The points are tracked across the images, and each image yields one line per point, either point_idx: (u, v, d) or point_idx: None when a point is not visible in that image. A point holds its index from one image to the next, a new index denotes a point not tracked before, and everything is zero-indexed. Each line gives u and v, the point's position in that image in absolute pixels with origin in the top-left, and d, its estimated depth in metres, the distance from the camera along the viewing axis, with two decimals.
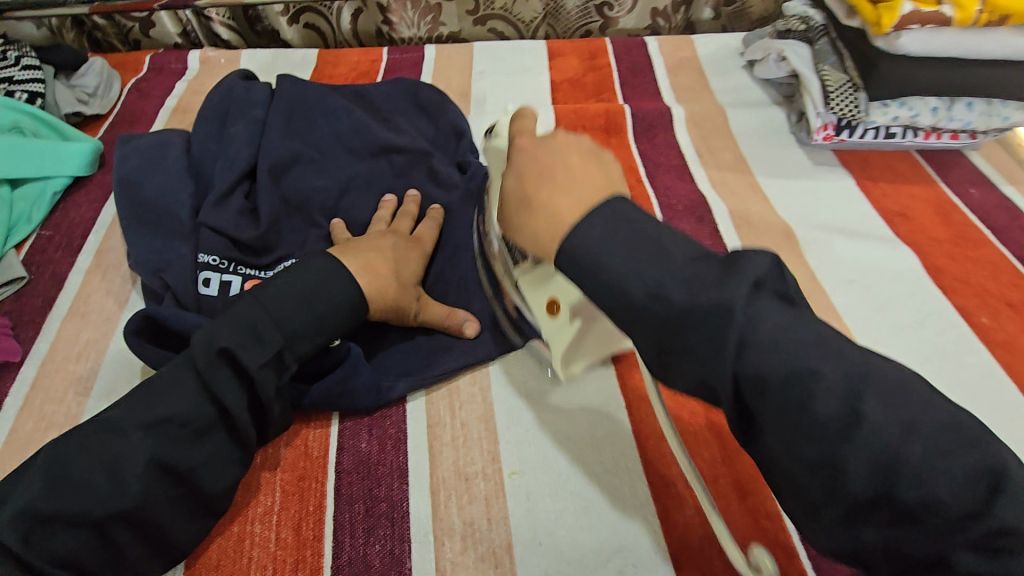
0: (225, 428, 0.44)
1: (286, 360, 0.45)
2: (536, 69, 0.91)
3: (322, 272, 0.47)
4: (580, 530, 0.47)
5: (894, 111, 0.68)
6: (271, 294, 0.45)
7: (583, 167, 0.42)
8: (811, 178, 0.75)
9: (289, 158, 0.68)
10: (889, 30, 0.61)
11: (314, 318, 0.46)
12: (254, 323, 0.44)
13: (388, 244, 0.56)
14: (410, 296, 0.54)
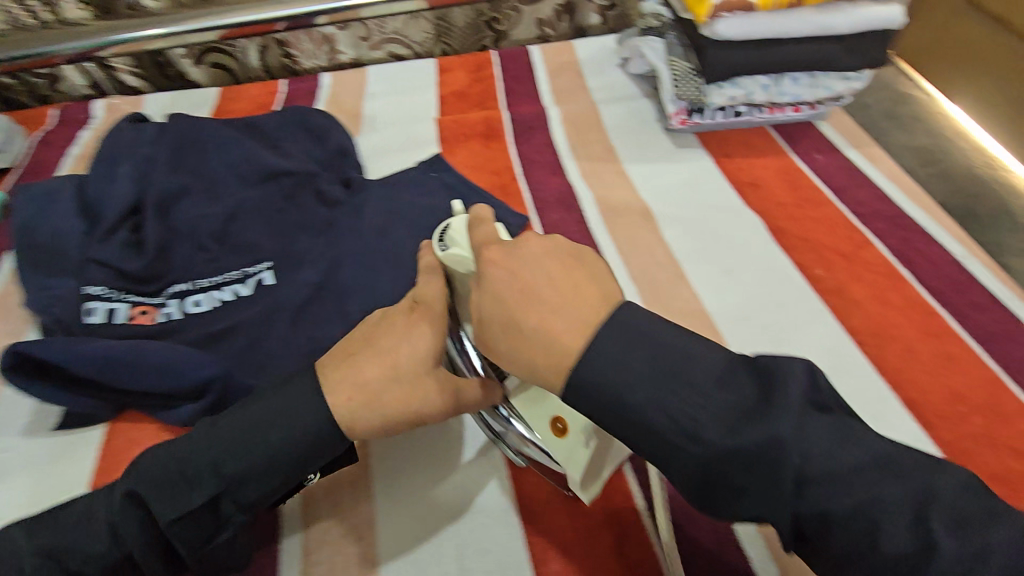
0: (135, 569, 0.43)
1: (221, 509, 0.42)
2: (425, 86, 0.97)
3: (287, 398, 0.43)
4: (439, 495, 0.52)
5: (729, 91, 0.74)
6: (214, 435, 0.43)
7: (567, 277, 0.38)
8: (673, 160, 0.81)
9: (176, 192, 0.73)
10: (705, 19, 0.68)
11: (253, 463, 0.42)
12: (184, 466, 0.42)
13: (393, 338, 0.43)
14: (431, 392, 0.43)
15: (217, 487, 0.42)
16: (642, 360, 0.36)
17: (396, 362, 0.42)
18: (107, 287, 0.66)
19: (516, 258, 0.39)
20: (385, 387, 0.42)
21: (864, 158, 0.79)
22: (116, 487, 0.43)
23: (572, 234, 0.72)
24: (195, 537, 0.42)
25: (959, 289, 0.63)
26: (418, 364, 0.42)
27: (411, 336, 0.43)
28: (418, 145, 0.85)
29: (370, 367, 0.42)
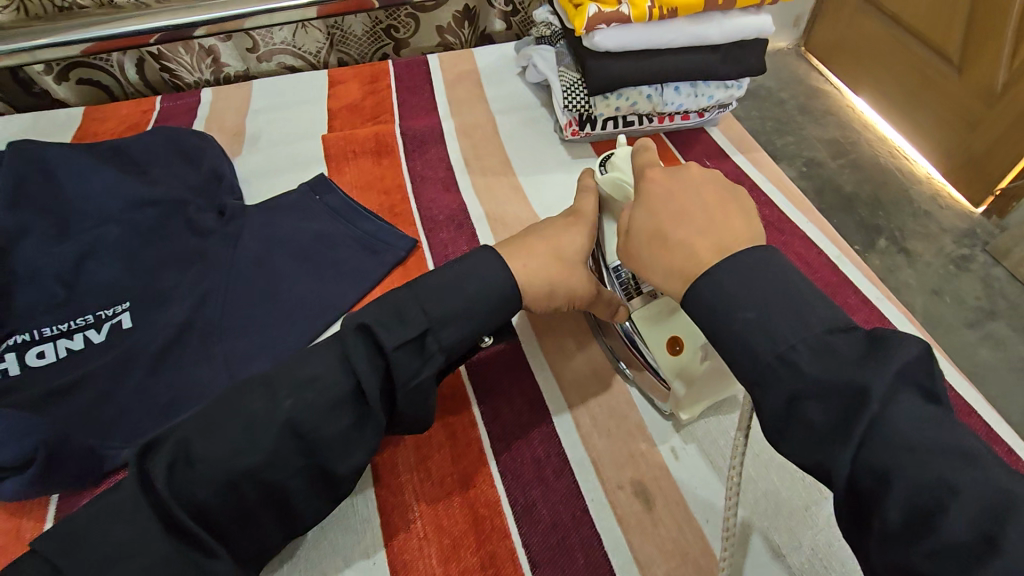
0: (361, 407, 0.43)
1: (428, 349, 0.46)
2: (315, 99, 0.92)
3: (473, 266, 0.49)
4: (300, 556, 0.47)
5: (614, 102, 0.74)
6: (432, 286, 0.47)
7: (718, 205, 0.46)
8: (567, 170, 0.80)
9: (17, 230, 0.65)
10: (584, 30, 0.67)
11: (480, 308, 0.48)
12: (399, 307, 0.46)
13: (554, 233, 0.54)
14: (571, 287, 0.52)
15: (427, 326, 0.46)
16: (765, 277, 0.41)
17: (554, 249, 0.52)
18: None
19: (681, 189, 0.47)
20: (544, 268, 0.51)
21: (751, 164, 0.80)
22: (344, 328, 0.45)
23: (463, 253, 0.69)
24: (406, 374, 0.45)
25: (831, 290, 0.66)
26: (571, 259, 0.52)
27: (567, 232, 0.54)
28: (304, 165, 0.81)
29: (537, 247, 0.52)
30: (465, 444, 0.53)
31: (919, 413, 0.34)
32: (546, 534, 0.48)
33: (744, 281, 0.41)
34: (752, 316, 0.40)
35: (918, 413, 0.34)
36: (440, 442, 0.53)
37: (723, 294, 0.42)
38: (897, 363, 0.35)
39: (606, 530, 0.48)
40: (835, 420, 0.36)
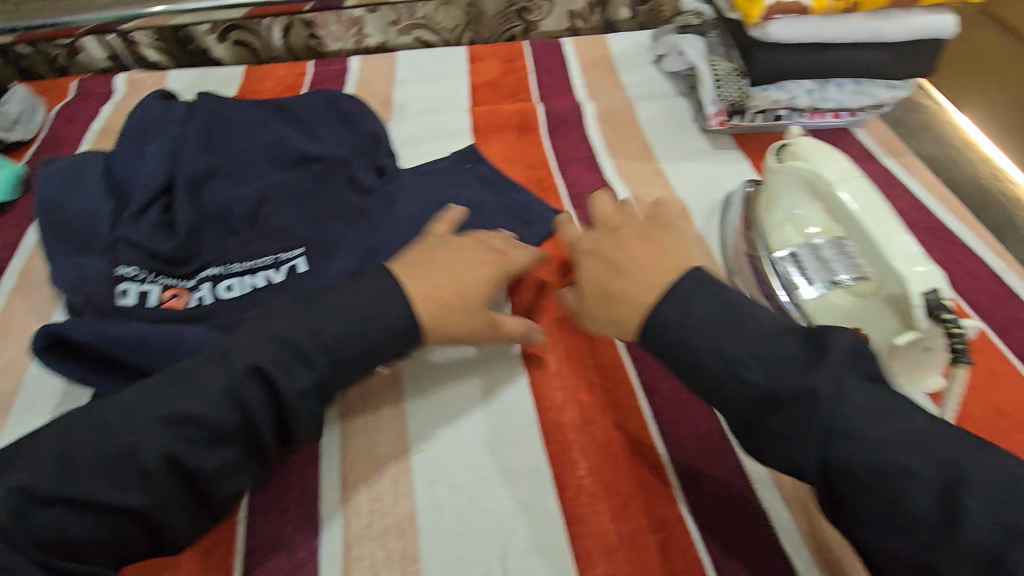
0: (243, 442, 0.44)
1: (327, 391, 0.46)
2: (456, 74, 0.96)
3: (378, 286, 0.48)
4: (477, 496, 0.50)
5: (774, 95, 0.73)
6: (317, 314, 0.47)
7: (649, 254, 0.51)
8: (710, 159, 0.79)
9: (206, 172, 0.71)
10: (758, 20, 0.67)
11: (360, 346, 0.47)
12: (301, 344, 0.45)
13: (461, 259, 0.53)
14: (482, 310, 0.52)
15: (327, 367, 0.45)
16: (719, 317, 0.45)
17: (462, 273, 0.52)
18: (135, 268, 0.65)
19: (598, 240, 0.55)
20: (450, 292, 0.50)
21: (903, 168, 0.78)
22: (231, 359, 0.44)
23: None
24: (303, 412, 0.45)
25: (998, 304, 0.63)
26: (481, 286, 0.52)
27: (463, 254, 0.54)
28: (452, 136, 0.84)
29: (447, 280, 0.51)
30: (628, 413, 0.55)
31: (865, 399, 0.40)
32: (716, 508, 0.49)
33: (678, 317, 0.45)
34: (697, 346, 0.44)
35: (873, 399, 0.40)
36: (605, 408, 0.55)
37: (664, 330, 0.46)
38: (829, 365, 0.41)
39: (775, 513, 0.49)
40: (798, 428, 0.40)
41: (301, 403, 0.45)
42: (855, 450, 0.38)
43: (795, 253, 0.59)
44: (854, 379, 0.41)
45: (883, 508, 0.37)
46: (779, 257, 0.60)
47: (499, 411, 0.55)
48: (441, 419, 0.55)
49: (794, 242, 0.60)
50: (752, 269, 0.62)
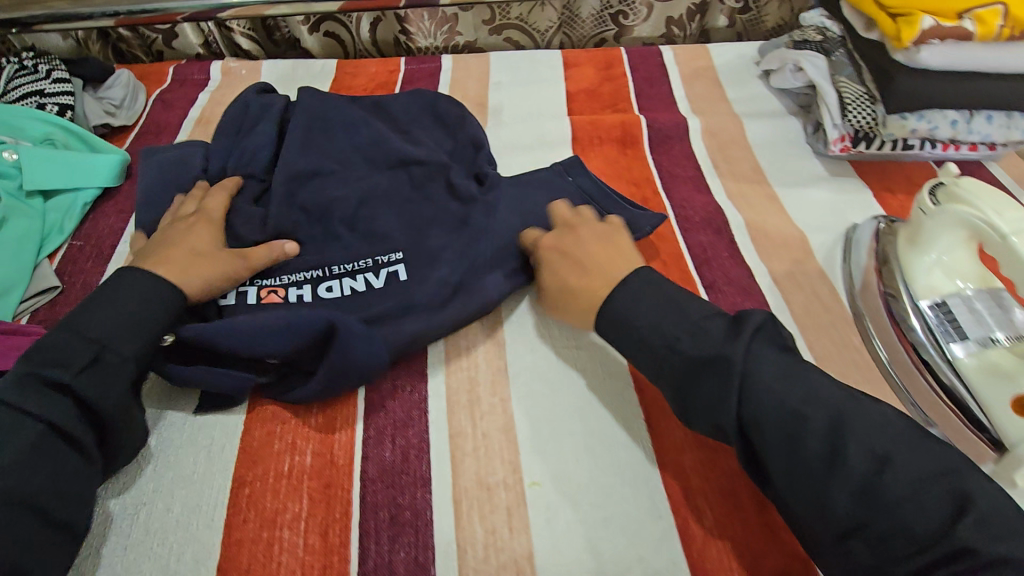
0: (65, 439, 0.45)
1: (115, 360, 0.49)
2: (551, 79, 0.93)
3: (130, 283, 0.52)
4: (598, 539, 0.48)
5: (913, 124, 0.67)
6: (86, 321, 0.49)
7: (601, 250, 0.56)
8: (828, 187, 0.74)
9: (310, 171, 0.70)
10: (908, 44, 0.62)
11: (128, 323, 0.50)
12: (65, 345, 0.47)
13: (184, 238, 0.59)
14: (228, 259, 0.59)
15: (95, 347, 0.48)
16: (659, 303, 0.49)
17: (191, 248, 0.59)
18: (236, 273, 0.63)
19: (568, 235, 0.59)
20: (192, 264, 0.57)
21: None
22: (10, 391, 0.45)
23: (725, 259, 0.67)
24: (107, 388, 0.48)
25: None
26: (211, 244, 0.60)
27: (193, 233, 0.60)
28: (550, 145, 0.81)
29: (174, 256, 0.57)
30: None
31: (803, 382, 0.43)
32: None
33: (630, 311, 0.50)
34: (642, 327, 0.49)
35: (778, 365, 0.43)
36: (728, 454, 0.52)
37: (616, 317, 0.50)
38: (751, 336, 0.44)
39: None
40: (775, 418, 0.41)
41: (101, 373, 0.47)
42: (761, 405, 0.42)
43: (942, 303, 0.55)
44: (763, 349, 0.44)
45: (785, 451, 0.41)
46: (922, 304, 0.56)
47: (614, 447, 0.53)
48: (554, 450, 0.53)
49: (942, 289, 0.56)
50: (888, 311, 0.58)
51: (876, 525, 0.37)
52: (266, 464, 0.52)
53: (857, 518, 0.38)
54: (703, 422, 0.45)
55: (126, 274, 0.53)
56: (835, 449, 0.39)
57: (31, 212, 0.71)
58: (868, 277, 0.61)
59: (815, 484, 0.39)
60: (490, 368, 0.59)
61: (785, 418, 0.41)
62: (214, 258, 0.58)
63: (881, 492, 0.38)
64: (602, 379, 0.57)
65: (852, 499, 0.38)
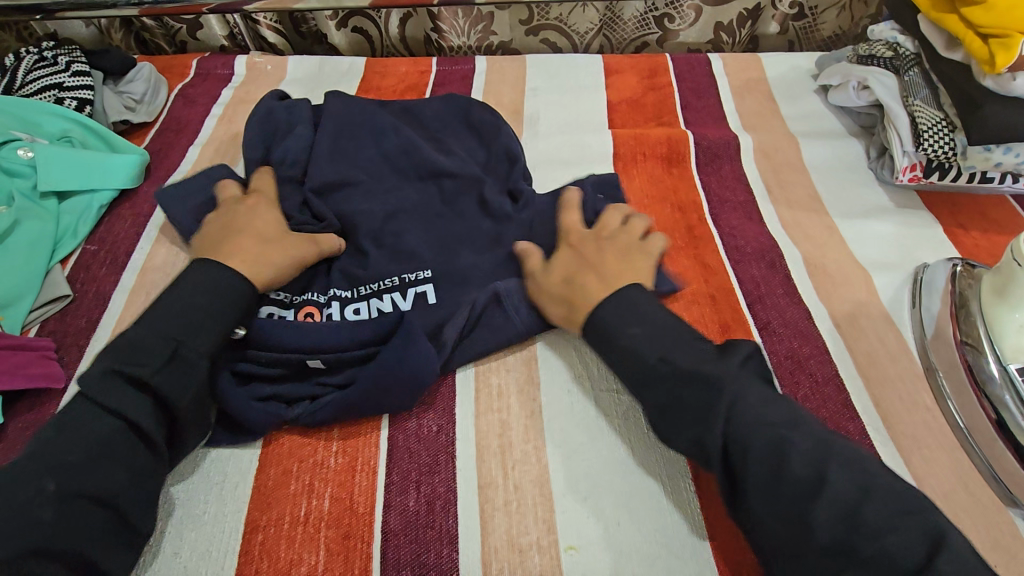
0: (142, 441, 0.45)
1: (188, 358, 0.47)
2: (592, 87, 0.87)
3: (203, 278, 0.51)
4: None
5: (998, 157, 0.61)
6: (161, 317, 0.48)
7: (613, 262, 0.55)
8: (893, 220, 0.68)
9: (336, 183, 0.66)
10: (1003, 70, 0.57)
11: (194, 321, 0.48)
12: (139, 342, 0.47)
13: (246, 221, 0.58)
14: (294, 245, 0.58)
15: (170, 346, 0.47)
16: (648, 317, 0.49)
17: (259, 234, 0.57)
18: (283, 293, 0.59)
19: (584, 245, 0.58)
20: (264, 251, 0.56)
21: None
22: (88, 383, 0.45)
23: (780, 297, 0.61)
24: (177, 386, 0.46)
25: None
26: (271, 227, 0.59)
27: (257, 216, 0.59)
28: (591, 160, 0.76)
29: (239, 240, 0.56)
30: None
31: (774, 407, 0.42)
32: None
33: (620, 320, 0.49)
34: (637, 334, 0.48)
35: (762, 395, 0.43)
36: None
37: (604, 328, 0.50)
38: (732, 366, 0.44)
39: None
40: (766, 450, 0.40)
41: (170, 367, 0.46)
42: (747, 428, 0.41)
43: None
44: (747, 378, 0.44)
45: (766, 473, 0.39)
46: (1012, 369, 0.50)
47: (657, 510, 0.49)
48: (590, 510, 0.49)
49: None
50: (968, 369, 0.52)
51: (859, 552, 0.35)
52: (281, 508, 0.49)
53: (837, 544, 0.36)
54: (683, 438, 0.43)
55: (196, 269, 0.52)
56: (820, 473, 0.38)
57: (44, 214, 0.67)
58: (943, 328, 0.56)
59: (798, 507, 0.38)
60: (524, 409, 0.55)
61: (769, 446, 0.40)
62: (282, 245, 0.57)
63: (861, 522, 0.36)
64: (644, 430, 0.53)
65: (832, 525, 0.36)
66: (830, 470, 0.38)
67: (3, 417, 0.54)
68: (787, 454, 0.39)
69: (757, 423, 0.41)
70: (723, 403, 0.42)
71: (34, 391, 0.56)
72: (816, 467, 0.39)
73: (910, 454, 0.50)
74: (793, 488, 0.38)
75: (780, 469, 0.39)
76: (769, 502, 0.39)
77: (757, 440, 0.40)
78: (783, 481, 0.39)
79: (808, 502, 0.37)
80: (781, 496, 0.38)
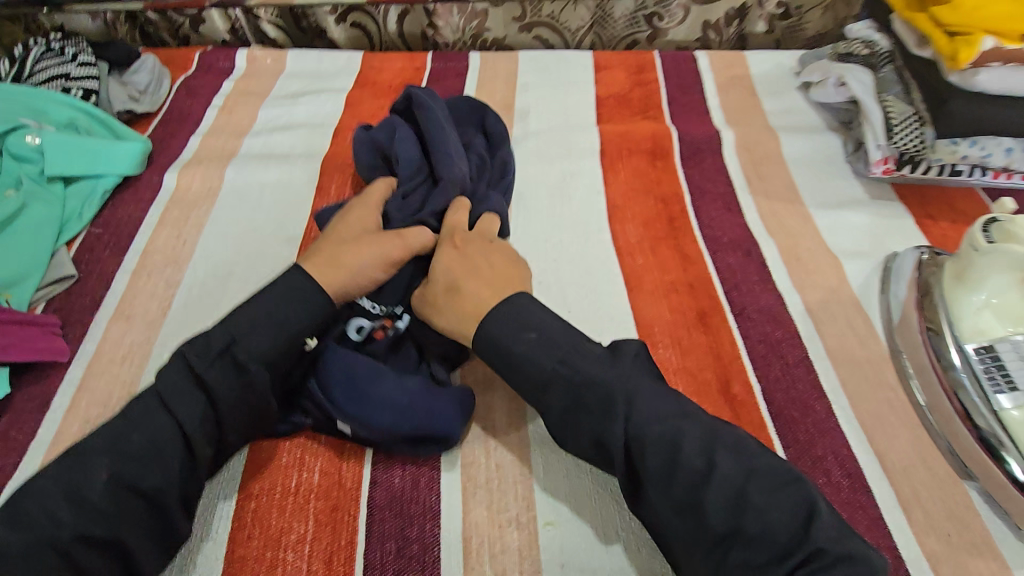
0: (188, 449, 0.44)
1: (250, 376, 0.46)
2: (581, 83, 0.90)
3: (289, 288, 0.49)
4: None
5: (964, 150, 0.64)
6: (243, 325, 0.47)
7: (503, 267, 0.52)
8: (867, 211, 0.70)
9: None
10: (965, 65, 0.59)
11: (270, 331, 0.47)
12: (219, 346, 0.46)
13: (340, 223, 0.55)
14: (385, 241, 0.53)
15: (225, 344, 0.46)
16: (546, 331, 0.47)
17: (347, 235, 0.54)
18: (379, 305, 0.55)
19: (467, 245, 0.54)
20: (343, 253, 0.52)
21: None
22: (161, 384, 0.45)
23: (755, 284, 0.64)
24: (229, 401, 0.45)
25: None
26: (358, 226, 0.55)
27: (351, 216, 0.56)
28: (577, 153, 0.79)
29: (327, 245, 0.53)
30: None
31: (664, 405, 0.43)
32: None
33: (507, 330, 0.47)
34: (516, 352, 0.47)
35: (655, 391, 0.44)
36: None
37: (495, 341, 0.47)
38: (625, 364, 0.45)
39: None
40: (663, 445, 0.41)
41: (232, 374, 0.46)
42: (644, 426, 0.42)
43: (989, 347, 0.51)
44: (639, 373, 0.45)
45: (664, 465, 0.41)
46: (967, 347, 0.52)
47: None
48: (572, 488, 0.50)
49: (991, 334, 0.52)
50: (929, 349, 0.54)
51: (748, 534, 0.38)
52: (272, 479, 0.50)
53: (728, 531, 0.39)
54: (585, 437, 0.44)
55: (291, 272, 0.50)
56: (712, 463, 0.40)
57: (51, 197, 0.70)
58: (909, 312, 0.57)
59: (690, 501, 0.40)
60: (508, 392, 0.55)
61: (661, 439, 0.42)
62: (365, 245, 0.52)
63: (748, 507, 0.39)
64: None
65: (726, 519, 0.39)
66: (719, 455, 0.41)
67: (11, 387, 0.57)
68: (680, 444, 0.41)
69: (650, 422, 0.42)
70: (623, 408, 0.42)
71: (41, 365, 0.59)
72: (706, 454, 0.41)
73: (880, 435, 0.51)
74: (688, 476, 0.40)
75: (679, 462, 0.41)
76: (667, 493, 0.41)
77: (652, 434, 0.42)
78: (677, 471, 0.41)
79: (701, 488, 0.40)
80: (677, 486, 0.40)
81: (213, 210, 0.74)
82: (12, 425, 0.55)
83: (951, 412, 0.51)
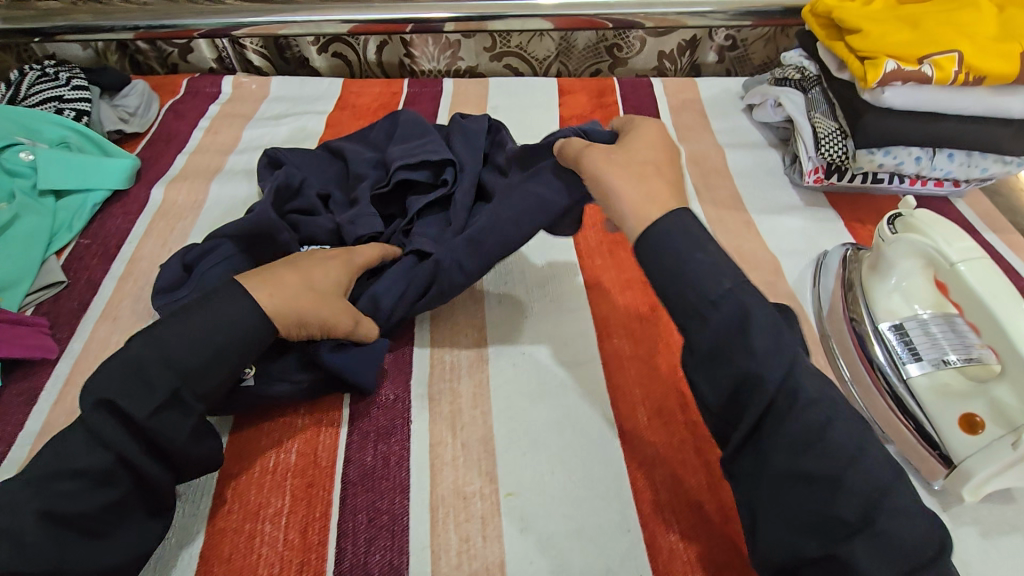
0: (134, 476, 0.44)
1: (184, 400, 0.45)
2: (546, 106, 0.98)
3: (221, 299, 0.47)
4: (570, 551, 0.48)
5: (881, 159, 0.72)
6: (163, 332, 0.45)
7: (664, 179, 0.50)
8: (803, 216, 0.77)
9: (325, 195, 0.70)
10: (873, 85, 0.68)
11: (209, 354, 0.46)
12: (147, 372, 0.44)
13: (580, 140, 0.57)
14: (340, 312, 0.53)
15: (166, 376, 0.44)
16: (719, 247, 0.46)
17: (658, 163, 0.52)
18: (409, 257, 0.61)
19: (633, 160, 0.52)
20: (301, 295, 0.50)
21: (1005, 245, 0.73)
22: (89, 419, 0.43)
23: None
24: (171, 430, 0.45)
25: None
26: (667, 160, 0.53)
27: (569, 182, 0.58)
28: None
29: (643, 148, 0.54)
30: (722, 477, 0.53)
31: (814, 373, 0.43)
32: None
33: (683, 243, 0.45)
34: (698, 260, 0.45)
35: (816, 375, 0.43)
36: (696, 467, 0.53)
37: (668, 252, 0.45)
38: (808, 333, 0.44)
39: None
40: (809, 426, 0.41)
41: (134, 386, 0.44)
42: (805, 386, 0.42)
43: (900, 325, 0.58)
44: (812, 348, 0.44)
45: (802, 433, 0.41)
46: (883, 326, 0.59)
47: (585, 462, 0.53)
48: (530, 462, 0.53)
49: (900, 314, 0.59)
50: (851, 332, 0.60)
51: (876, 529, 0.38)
52: (252, 460, 0.54)
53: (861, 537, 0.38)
54: (725, 375, 0.43)
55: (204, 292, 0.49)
56: (860, 446, 0.40)
57: (42, 209, 0.74)
58: (834, 301, 0.64)
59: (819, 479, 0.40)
60: (472, 379, 0.59)
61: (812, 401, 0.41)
62: (299, 278, 0.52)
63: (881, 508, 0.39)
64: (582, 397, 0.58)
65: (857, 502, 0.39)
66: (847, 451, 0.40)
67: (1, 382, 0.60)
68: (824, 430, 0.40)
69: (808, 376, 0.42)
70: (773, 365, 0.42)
71: (29, 362, 0.62)
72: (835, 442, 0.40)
73: None
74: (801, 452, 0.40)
75: (805, 432, 0.41)
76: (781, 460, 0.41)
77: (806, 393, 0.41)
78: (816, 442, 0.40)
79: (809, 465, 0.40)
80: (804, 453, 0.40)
81: (196, 221, 0.78)
82: (1, 417, 0.58)
83: (869, 383, 0.57)
